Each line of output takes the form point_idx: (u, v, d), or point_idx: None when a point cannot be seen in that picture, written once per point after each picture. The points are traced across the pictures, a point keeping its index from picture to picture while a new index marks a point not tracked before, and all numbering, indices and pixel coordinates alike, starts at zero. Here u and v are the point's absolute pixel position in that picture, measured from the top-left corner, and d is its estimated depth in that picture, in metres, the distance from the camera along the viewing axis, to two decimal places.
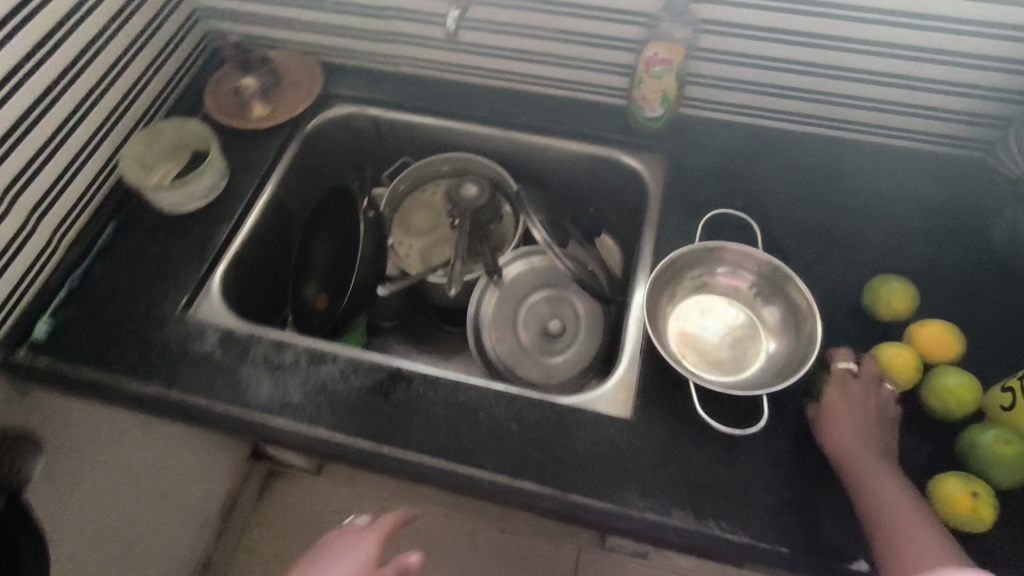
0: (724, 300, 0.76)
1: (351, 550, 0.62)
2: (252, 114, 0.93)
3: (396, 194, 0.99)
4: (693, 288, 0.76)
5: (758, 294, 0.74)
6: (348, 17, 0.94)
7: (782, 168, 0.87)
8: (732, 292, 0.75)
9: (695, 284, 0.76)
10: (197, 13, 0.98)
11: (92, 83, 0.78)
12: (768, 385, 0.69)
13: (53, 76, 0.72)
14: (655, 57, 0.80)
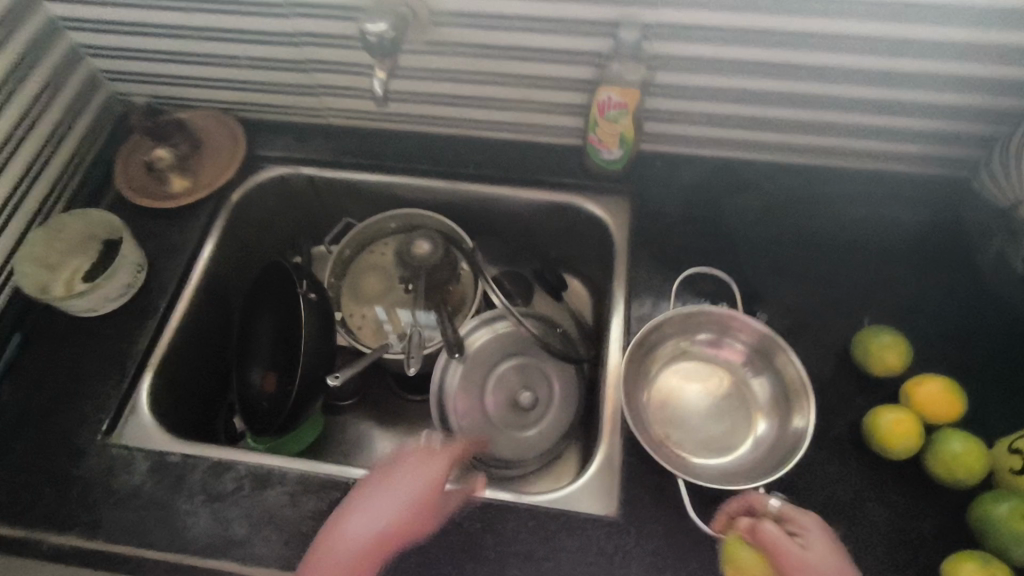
0: (707, 369, 0.69)
1: (418, 469, 0.60)
2: (169, 190, 0.84)
3: (342, 261, 0.91)
4: (672, 358, 0.69)
5: (743, 360, 0.68)
6: (267, 72, 0.84)
7: (754, 203, 0.81)
8: (717, 359, 0.69)
9: (675, 353, 0.69)
10: (102, 73, 0.88)
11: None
12: (764, 468, 0.63)
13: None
14: (609, 101, 0.73)
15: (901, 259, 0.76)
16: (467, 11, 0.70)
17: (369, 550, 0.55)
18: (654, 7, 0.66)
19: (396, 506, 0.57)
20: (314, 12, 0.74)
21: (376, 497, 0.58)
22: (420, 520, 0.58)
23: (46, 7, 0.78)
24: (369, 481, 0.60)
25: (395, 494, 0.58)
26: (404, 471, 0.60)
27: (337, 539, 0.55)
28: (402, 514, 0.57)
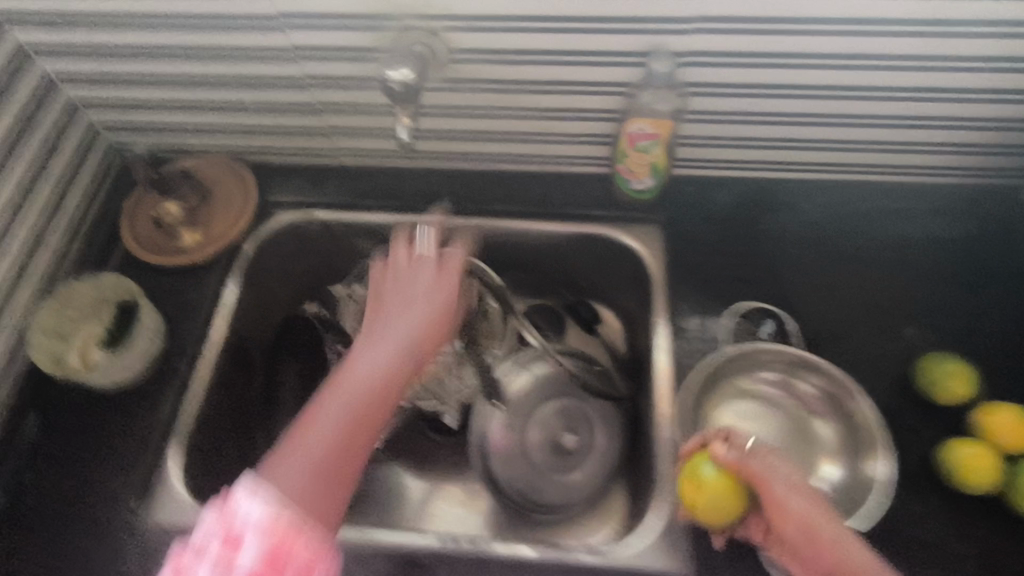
0: (771, 409, 0.67)
1: (425, 271, 0.65)
2: (181, 245, 0.80)
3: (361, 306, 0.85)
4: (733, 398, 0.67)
5: (807, 398, 0.66)
6: (276, 116, 0.81)
7: (792, 227, 0.80)
8: (781, 397, 0.67)
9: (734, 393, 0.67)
10: (100, 126, 0.84)
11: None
12: (845, 511, 0.58)
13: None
14: (641, 133, 0.70)
15: (942, 273, 0.76)
16: (489, 47, 0.67)
17: (394, 352, 0.57)
18: (687, 34, 0.63)
19: (413, 318, 0.60)
20: (327, 56, 0.71)
21: (388, 313, 0.61)
22: (436, 336, 0.61)
23: (42, 63, 0.74)
24: (382, 293, 0.63)
25: (411, 303, 0.61)
26: (410, 278, 0.64)
27: (364, 350, 0.57)
28: (420, 327, 0.60)
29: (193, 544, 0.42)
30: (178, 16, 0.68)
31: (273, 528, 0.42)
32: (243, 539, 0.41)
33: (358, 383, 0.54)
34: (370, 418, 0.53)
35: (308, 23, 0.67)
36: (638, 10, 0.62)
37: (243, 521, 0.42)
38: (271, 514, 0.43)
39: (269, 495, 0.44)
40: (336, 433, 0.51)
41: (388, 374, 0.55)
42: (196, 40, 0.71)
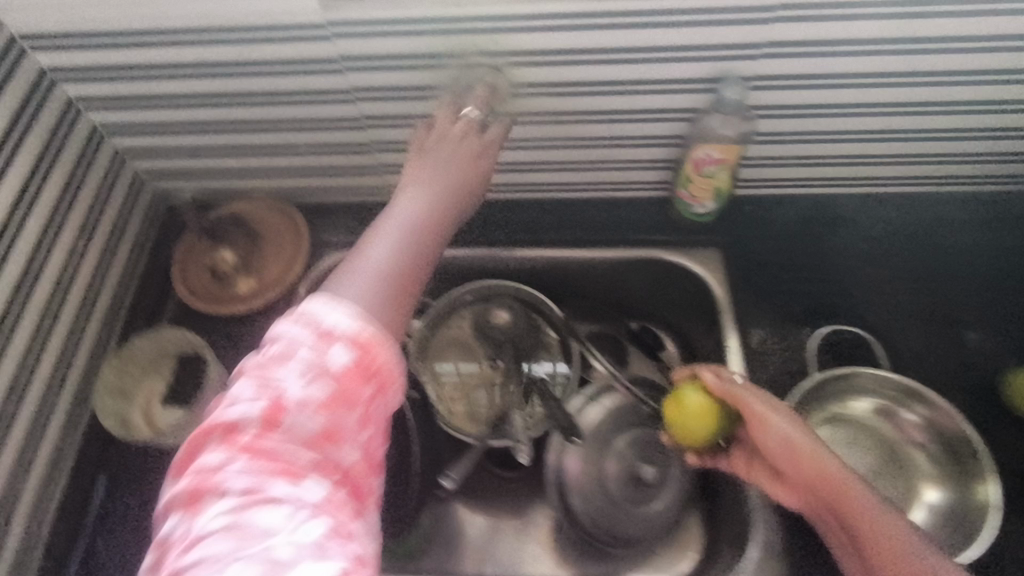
0: (866, 434, 0.66)
1: (466, 144, 0.60)
2: (235, 292, 0.78)
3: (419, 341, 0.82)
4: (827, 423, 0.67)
5: (903, 422, 0.65)
6: (326, 157, 0.79)
7: (856, 241, 0.79)
8: (881, 422, 0.66)
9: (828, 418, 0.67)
10: (142, 175, 0.82)
11: (29, 333, 0.65)
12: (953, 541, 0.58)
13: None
14: (708, 158, 0.69)
15: (999, 276, 0.77)
16: (553, 80, 0.66)
17: (431, 210, 0.54)
18: (755, 59, 0.62)
19: (451, 182, 0.57)
20: (382, 96, 0.68)
21: (429, 165, 0.57)
22: (468, 202, 0.58)
23: (90, 116, 0.72)
24: (414, 160, 0.59)
25: (452, 169, 0.58)
26: (457, 150, 0.59)
27: (401, 207, 0.54)
28: (455, 184, 0.57)
29: (276, 345, 0.41)
30: (231, 64, 0.66)
31: (362, 333, 0.42)
32: (334, 339, 0.42)
33: (406, 238, 0.51)
34: (417, 264, 0.50)
35: (368, 65, 0.65)
36: (710, 38, 0.61)
37: (333, 326, 0.42)
38: (357, 319, 0.43)
39: (351, 311, 0.43)
40: (387, 275, 0.48)
41: (426, 224, 0.53)
42: (249, 86, 0.69)
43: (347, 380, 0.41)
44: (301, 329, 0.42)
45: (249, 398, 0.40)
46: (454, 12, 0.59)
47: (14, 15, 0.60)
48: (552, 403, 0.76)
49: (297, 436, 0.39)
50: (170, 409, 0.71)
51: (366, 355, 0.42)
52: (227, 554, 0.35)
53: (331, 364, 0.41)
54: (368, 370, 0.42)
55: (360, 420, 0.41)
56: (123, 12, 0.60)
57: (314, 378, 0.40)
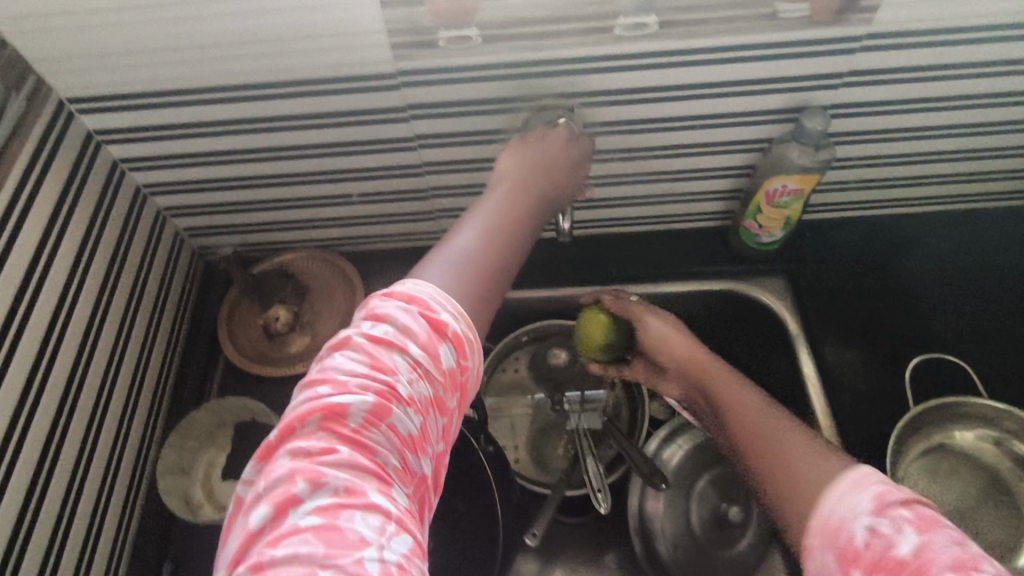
0: (974, 465, 0.65)
1: (554, 151, 0.58)
2: (291, 349, 0.74)
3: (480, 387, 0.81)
4: (933, 454, 0.65)
5: (1012, 454, 0.64)
6: (378, 206, 0.75)
7: (925, 261, 0.79)
8: (992, 453, 0.65)
9: (935, 448, 0.65)
10: (183, 231, 0.78)
11: (86, 417, 0.61)
12: None
13: (40, 447, 0.55)
14: (783, 189, 0.67)
15: None
16: (627, 118, 0.63)
17: (519, 216, 0.53)
18: (836, 89, 0.61)
19: (541, 180, 0.57)
20: (448, 143, 0.66)
21: (523, 168, 0.56)
22: (552, 201, 0.58)
23: (133, 174, 0.68)
24: (507, 150, 0.58)
25: (544, 164, 0.57)
26: (553, 152, 0.58)
27: (496, 198, 0.53)
28: (543, 182, 0.57)
29: (385, 333, 0.40)
30: (286, 119, 0.62)
31: (462, 336, 0.42)
32: (440, 341, 0.41)
33: (501, 231, 0.51)
34: (510, 261, 0.50)
35: (436, 112, 0.62)
36: (794, 70, 0.59)
37: (440, 327, 0.41)
38: (463, 324, 0.43)
39: (457, 335, 0.42)
40: (483, 268, 0.47)
41: (512, 227, 0.52)
42: (305, 139, 0.64)
43: (441, 385, 0.40)
44: (413, 323, 0.40)
45: (356, 384, 0.38)
46: (534, 57, 0.56)
47: (61, 78, 0.57)
48: (632, 449, 0.71)
49: (397, 433, 0.38)
50: (232, 482, 0.67)
51: (461, 366, 0.42)
52: (315, 558, 0.31)
53: (431, 362, 0.40)
54: (457, 380, 0.42)
55: (440, 428, 0.41)
56: (178, 71, 0.57)
57: (420, 380, 0.39)
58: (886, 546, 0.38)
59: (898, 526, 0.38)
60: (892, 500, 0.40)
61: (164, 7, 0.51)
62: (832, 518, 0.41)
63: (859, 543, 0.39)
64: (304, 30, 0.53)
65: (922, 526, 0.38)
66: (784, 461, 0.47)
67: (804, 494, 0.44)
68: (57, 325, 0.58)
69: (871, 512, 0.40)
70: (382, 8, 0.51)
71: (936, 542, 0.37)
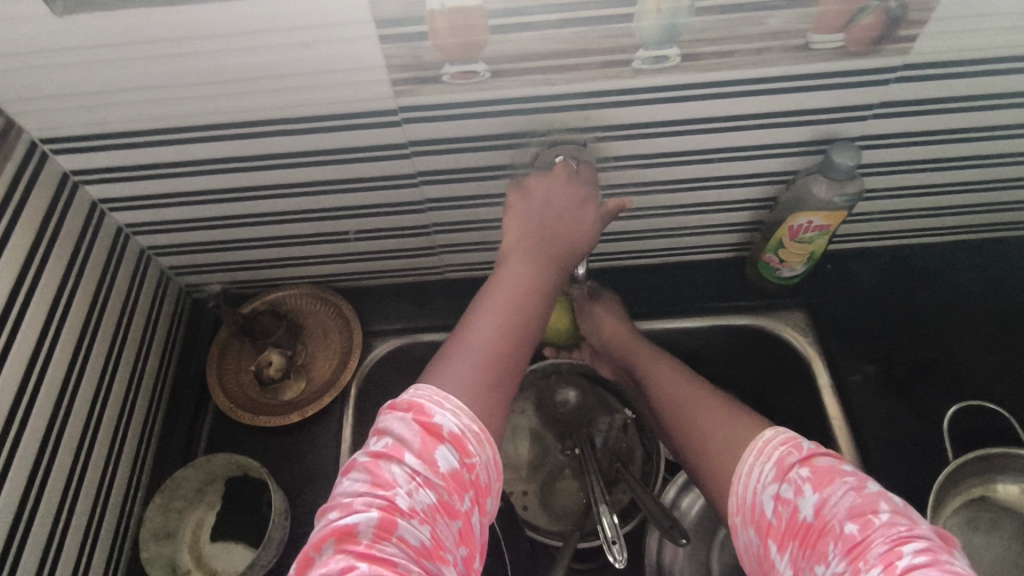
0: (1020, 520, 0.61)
1: (563, 194, 0.54)
2: (285, 395, 0.70)
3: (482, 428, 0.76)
4: (974, 508, 0.61)
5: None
6: (377, 242, 0.71)
7: (948, 295, 0.73)
8: None
9: (976, 501, 0.61)
10: (169, 269, 0.73)
11: (61, 485, 0.57)
12: None
13: (8, 525, 0.51)
14: (809, 224, 0.63)
15: None
16: (644, 152, 0.59)
17: (530, 288, 0.50)
18: (867, 120, 0.57)
19: (546, 254, 0.53)
20: (451, 179, 0.61)
21: (530, 229, 0.53)
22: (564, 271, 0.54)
23: (115, 215, 0.64)
24: (509, 218, 0.54)
25: (548, 236, 0.53)
26: (555, 199, 0.54)
27: (503, 282, 0.50)
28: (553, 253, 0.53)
29: (386, 446, 0.41)
30: (276, 156, 0.57)
31: (460, 435, 0.41)
32: (438, 443, 0.40)
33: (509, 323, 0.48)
34: (518, 360, 0.47)
35: (439, 147, 0.57)
36: (822, 102, 0.55)
37: (437, 429, 0.41)
38: (463, 420, 0.42)
39: (455, 433, 0.41)
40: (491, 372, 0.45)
41: (525, 304, 0.49)
42: (298, 176, 0.60)
43: (447, 488, 0.39)
44: (406, 430, 0.41)
45: (361, 503, 0.38)
46: (546, 91, 0.52)
47: (34, 118, 0.52)
48: (646, 496, 0.65)
49: (409, 545, 0.37)
50: (221, 543, 0.63)
51: (466, 464, 0.40)
52: None
53: (431, 467, 0.39)
54: (464, 481, 0.40)
55: (457, 531, 0.40)
56: (162, 110, 0.52)
57: (422, 488, 0.39)
58: (794, 510, 0.42)
59: (799, 488, 0.43)
60: (790, 463, 0.44)
61: (145, 44, 0.46)
62: (747, 494, 0.45)
63: (771, 513, 0.43)
64: (295, 65, 0.49)
65: (819, 483, 0.42)
66: (708, 442, 0.50)
67: (721, 468, 0.48)
68: (29, 388, 0.53)
69: (774, 479, 0.44)
70: (382, 43, 0.47)
71: (833, 494, 0.42)
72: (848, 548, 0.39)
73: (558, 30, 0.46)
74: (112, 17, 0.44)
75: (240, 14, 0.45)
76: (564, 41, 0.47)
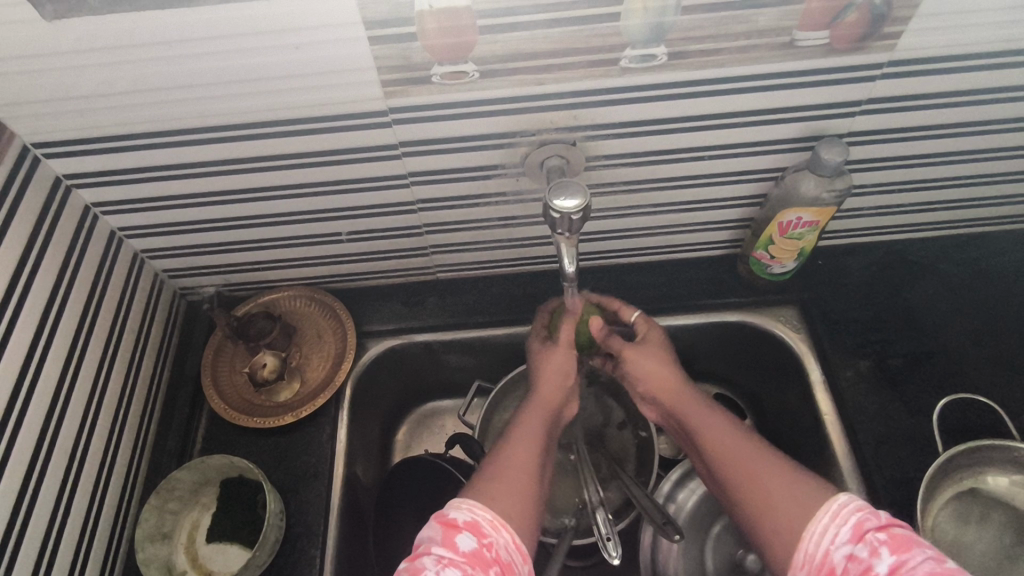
0: (992, 501, 0.62)
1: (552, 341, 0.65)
2: (280, 396, 0.70)
3: (495, 427, 0.76)
4: (955, 494, 0.62)
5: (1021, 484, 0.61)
6: (370, 243, 0.71)
7: (936, 288, 0.73)
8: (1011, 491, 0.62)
9: (957, 489, 0.62)
10: (163, 272, 0.73)
11: (55, 491, 0.57)
12: None
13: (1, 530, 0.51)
14: (797, 221, 0.63)
15: None
16: (634, 151, 0.60)
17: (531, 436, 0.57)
18: (854, 117, 0.57)
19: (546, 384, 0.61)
20: (441, 179, 0.62)
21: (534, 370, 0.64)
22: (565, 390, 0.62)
23: (107, 218, 0.64)
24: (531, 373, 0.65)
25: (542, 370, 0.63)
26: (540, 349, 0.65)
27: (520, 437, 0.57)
28: (558, 378, 0.62)
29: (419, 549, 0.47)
30: (266, 159, 0.58)
31: (475, 522, 0.48)
32: (456, 532, 0.47)
33: (523, 458, 0.54)
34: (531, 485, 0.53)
35: (428, 148, 0.58)
36: (808, 100, 0.55)
37: (455, 523, 0.48)
38: (478, 512, 0.49)
39: (469, 523, 0.48)
40: (512, 499, 0.50)
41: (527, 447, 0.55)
42: (291, 179, 0.60)
43: (469, 563, 0.45)
44: (431, 530, 0.48)
45: None
46: (536, 91, 0.52)
47: (26, 122, 0.52)
48: (641, 492, 0.65)
49: None
50: (215, 544, 0.64)
51: (483, 544, 0.47)
52: None
53: (453, 550, 0.46)
54: (485, 558, 0.46)
55: None
56: (154, 113, 0.53)
57: (446, 568, 0.44)
58: (866, 567, 0.42)
59: (875, 549, 0.43)
60: (868, 527, 0.44)
61: (136, 48, 0.47)
62: (815, 552, 0.45)
63: (841, 571, 0.43)
64: (284, 68, 0.49)
65: (897, 546, 0.42)
66: (772, 501, 0.49)
67: (788, 525, 0.47)
68: (23, 390, 0.53)
69: (848, 541, 0.44)
70: (371, 44, 0.47)
71: (912, 559, 0.42)
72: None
73: (546, 30, 0.47)
74: (104, 21, 0.45)
75: (232, 18, 0.45)
76: (551, 41, 0.48)
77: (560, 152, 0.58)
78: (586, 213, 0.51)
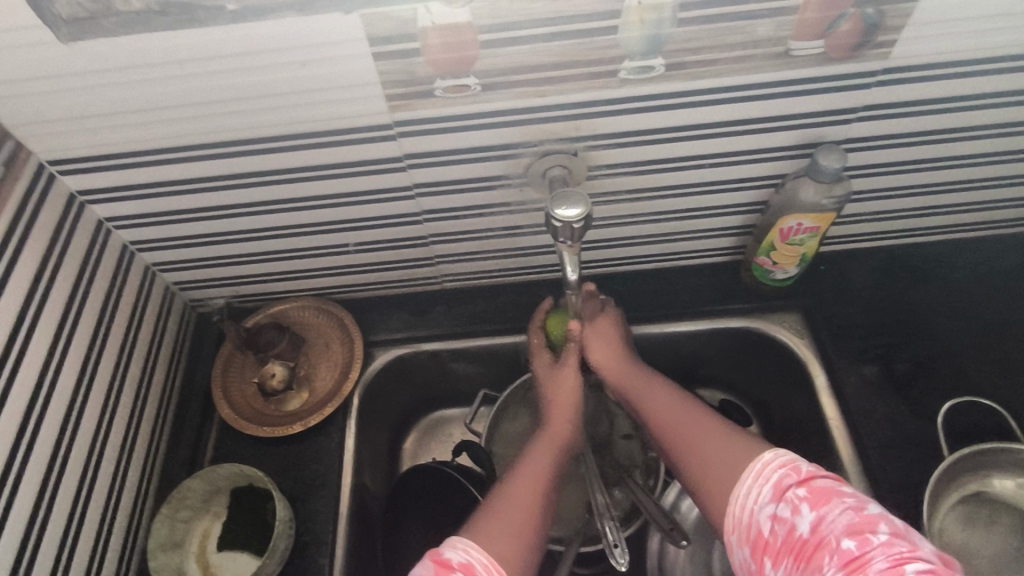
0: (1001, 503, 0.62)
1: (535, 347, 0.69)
2: (290, 406, 0.71)
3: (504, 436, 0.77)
4: (964, 497, 0.62)
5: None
6: (376, 254, 0.72)
7: (939, 291, 0.74)
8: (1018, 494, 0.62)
9: (966, 491, 0.62)
10: (174, 285, 0.75)
11: (70, 498, 0.58)
12: None
13: (17, 540, 0.52)
14: (799, 227, 0.64)
15: None
16: (635, 160, 0.61)
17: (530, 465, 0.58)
18: (852, 123, 0.58)
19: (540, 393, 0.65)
20: (446, 191, 0.63)
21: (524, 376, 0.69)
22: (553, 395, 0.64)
23: (120, 233, 0.66)
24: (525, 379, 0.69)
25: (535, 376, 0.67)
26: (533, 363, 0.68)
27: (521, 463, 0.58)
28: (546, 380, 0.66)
29: None
30: (275, 173, 0.59)
31: (468, 563, 0.48)
32: (450, 572, 0.46)
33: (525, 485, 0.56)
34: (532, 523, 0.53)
35: (434, 160, 0.59)
36: (806, 107, 0.56)
37: (448, 563, 0.47)
38: (472, 552, 0.49)
39: (464, 563, 0.47)
40: (510, 537, 0.51)
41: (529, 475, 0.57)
42: (299, 192, 0.62)
43: None
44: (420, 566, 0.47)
45: None
46: (537, 103, 0.53)
47: (41, 141, 0.54)
48: (648, 500, 0.65)
49: None
50: (227, 552, 0.64)
51: None
52: None
53: None
54: None
55: None
56: (167, 130, 0.54)
57: None
58: (792, 528, 0.44)
59: (796, 508, 0.44)
60: (788, 485, 0.46)
61: (147, 67, 0.48)
62: (741, 513, 0.47)
63: (767, 531, 0.45)
64: (292, 84, 0.50)
65: (817, 501, 0.44)
66: (707, 469, 0.51)
67: (719, 491, 0.49)
68: (40, 398, 0.55)
69: (771, 500, 0.46)
70: (376, 60, 0.49)
71: (830, 513, 0.43)
72: (846, 562, 0.41)
73: (546, 43, 0.48)
74: (116, 42, 0.46)
75: (241, 37, 0.47)
76: (552, 54, 0.49)
77: (562, 162, 0.59)
78: (588, 222, 0.52)
